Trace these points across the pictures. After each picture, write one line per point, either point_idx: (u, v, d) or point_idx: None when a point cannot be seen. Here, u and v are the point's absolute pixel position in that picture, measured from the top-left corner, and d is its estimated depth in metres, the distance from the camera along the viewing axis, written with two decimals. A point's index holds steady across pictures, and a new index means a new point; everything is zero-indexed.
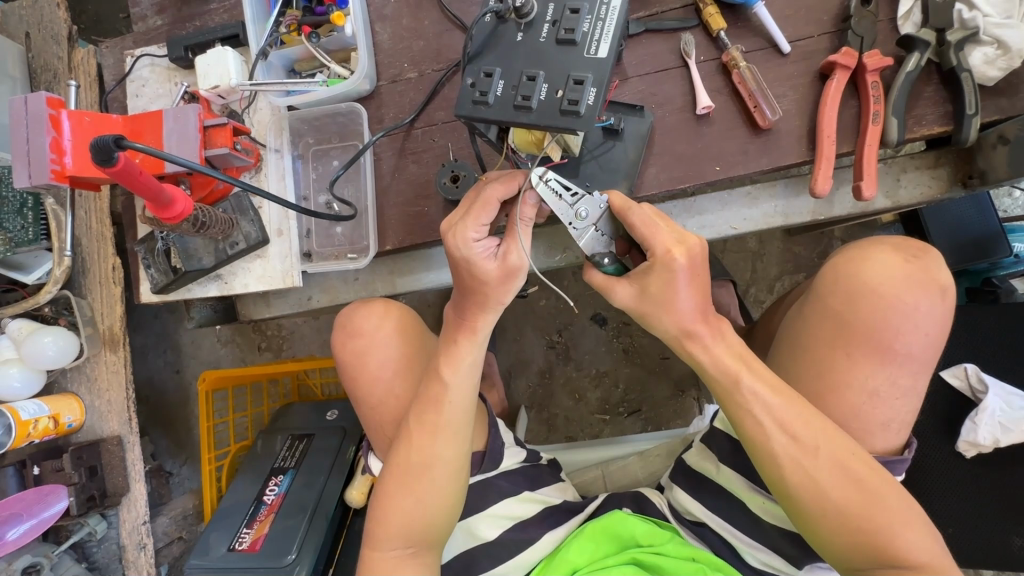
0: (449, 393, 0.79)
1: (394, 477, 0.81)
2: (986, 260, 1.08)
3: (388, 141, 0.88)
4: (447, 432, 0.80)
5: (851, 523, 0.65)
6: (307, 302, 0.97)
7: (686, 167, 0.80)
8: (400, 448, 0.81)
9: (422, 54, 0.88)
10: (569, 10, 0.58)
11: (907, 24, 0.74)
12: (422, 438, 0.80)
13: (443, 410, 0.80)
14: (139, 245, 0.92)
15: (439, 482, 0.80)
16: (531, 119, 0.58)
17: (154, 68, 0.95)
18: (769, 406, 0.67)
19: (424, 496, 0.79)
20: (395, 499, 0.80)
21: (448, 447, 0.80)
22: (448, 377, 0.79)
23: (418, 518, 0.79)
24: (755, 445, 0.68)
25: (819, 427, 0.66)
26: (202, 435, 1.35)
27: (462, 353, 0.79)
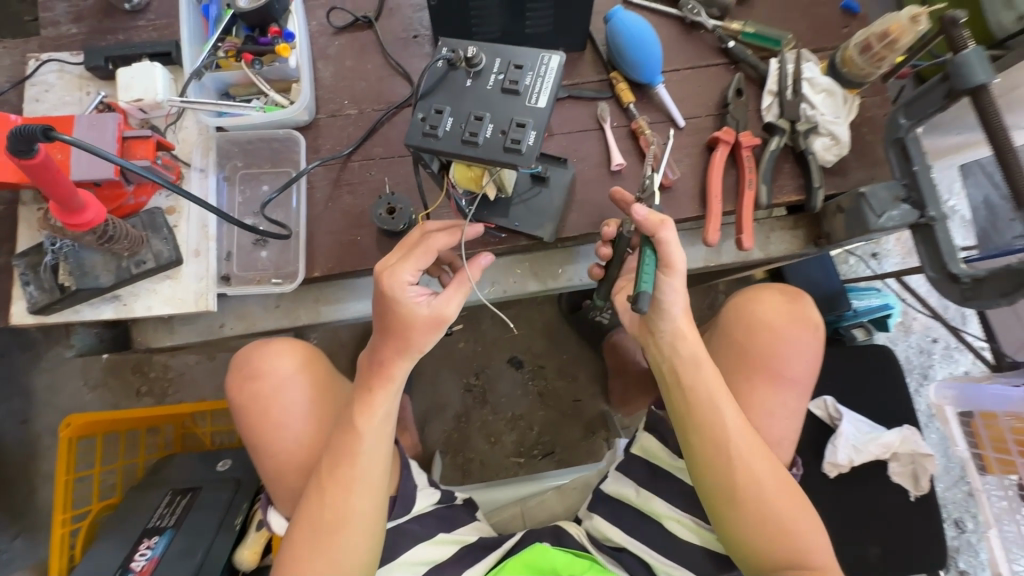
0: (364, 443, 0.81)
1: (309, 532, 0.80)
2: (833, 310, 1.31)
3: (323, 170, 0.89)
4: (363, 485, 0.81)
5: (766, 524, 0.74)
6: (217, 329, 0.91)
7: (603, 215, 0.90)
8: (314, 501, 0.81)
9: (363, 93, 0.93)
10: (514, 64, 0.62)
11: (769, 114, 0.91)
12: (337, 490, 0.80)
13: (356, 464, 0.81)
14: (18, 258, 0.82)
15: (356, 536, 0.80)
16: (476, 154, 0.60)
17: (62, 74, 0.89)
18: (720, 409, 0.76)
19: (334, 554, 0.79)
20: (312, 557, 0.79)
21: (366, 499, 0.81)
22: (360, 425, 0.81)
23: (339, 573, 0.79)
24: (697, 448, 0.76)
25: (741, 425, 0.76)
26: (58, 492, 1.14)
27: (377, 403, 0.81)
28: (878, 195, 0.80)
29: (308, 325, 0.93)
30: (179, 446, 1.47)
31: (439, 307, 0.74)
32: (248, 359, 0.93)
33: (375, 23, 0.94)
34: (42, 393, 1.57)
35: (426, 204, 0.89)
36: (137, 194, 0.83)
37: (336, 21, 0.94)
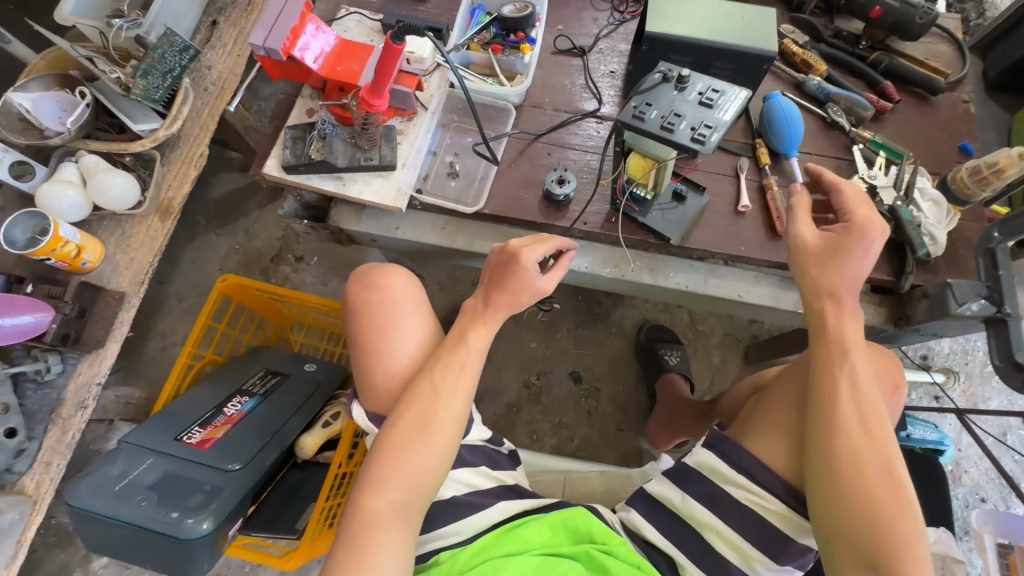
0: (468, 355, 0.96)
1: (400, 426, 0.91)
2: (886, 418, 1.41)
3: (515, 141, 1.15)
4: (459, 394, 0.93)
5: (867, 510, 0.78)
6: (393, 230, 1.13)
7: (722, 240, 1.09)
8: (414, 400, 0.92)
9: (561, 98, 1.19)
10: (713, 89, 0.84)
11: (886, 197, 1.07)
12: (439, 394, 0.92)
13: (461, 375, 0.94)
14: (288, 129, 1.09)
15: (444, 438, 0.90)
16: (668, 138, 0.81)
17: (360, 23, 1.21)
18: (851, 399, 0.83)
19: (426, 454, 0.89)
20: (401, 449, 0.89)
21: (456, 408, 0.92)
22: (470, 338, 0.96)
23: (419, 469, 0.88)
24: (824, 416, 0.83)
25: (870, 411, 0.83)
26: (195, 329, 1.37)
27: (481, 325, 0.97)
28: (962, 289, 0.94)
29: (459, 251, 1.13)
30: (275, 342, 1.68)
31: (544, 282, 0.97)
32: (373, 274, 1.07)
33: (585, 55, 1.23)
34: (184, 265, 1.86)
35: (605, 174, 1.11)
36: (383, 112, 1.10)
37: (559, 45, 1.24)
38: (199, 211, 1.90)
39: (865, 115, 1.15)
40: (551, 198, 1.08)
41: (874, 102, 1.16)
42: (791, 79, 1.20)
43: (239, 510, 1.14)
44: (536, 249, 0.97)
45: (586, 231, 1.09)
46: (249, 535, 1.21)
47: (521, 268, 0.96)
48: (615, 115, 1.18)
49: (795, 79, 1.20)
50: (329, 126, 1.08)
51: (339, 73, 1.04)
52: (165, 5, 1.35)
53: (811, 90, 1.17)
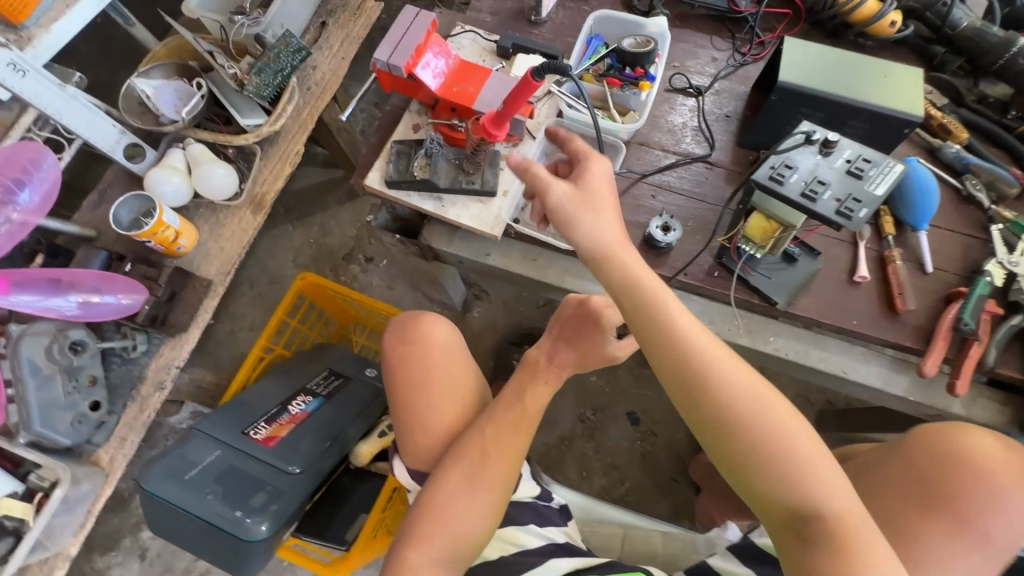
0: (528, 413, 0.98)
1: (446, 482, 0.92)
2: None
3: (619, 179, 1.11)
4: (512, 451, 0.95)
5: (769, 475, 0.67)
6: (483, 256, 1.11)
7: (832, 311, 1.01)
8: (461, 458, 0.94)
9: (670, 138, 1.15)
10: (863, 159, 0.78)
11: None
12: (487, 453, 0.94)
13: (518, 432, 0.96)
14: (393, 144, 1.09)
15: (490, 497, 0.91)
16: (809, 208, 0.76)
17: (473, 42, 1.20)
18: (711, 357, 0.70)
19: (469, 509, 0.90)
20: (443, 509, 0.90)
21: (504, 467, 0.93)
22: (529, 402, 0.98)
23: (461, 524, 0.89)
24: (686, 371, 0.70)
25: (707, 352, 0.70)
26: (271, 323, 1.39)
27: (542, 385, 1.00)
28: None
29: (548, 285, 1.10)
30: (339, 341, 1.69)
31: (617, 348, 0.98)
32: (413, 324, 1.13)
33: (701, 96, 1.18)
34: (260, 252, 1.90)
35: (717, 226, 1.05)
36: None
37: (675, 83, 1.19)
38: (280, 201, 1.94)
39: (1009, 193, 1.05)
40: (652, 243, 1.03)
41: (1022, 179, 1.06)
42: (925, 144, 1.12)
43: (295, 515, 1.14)
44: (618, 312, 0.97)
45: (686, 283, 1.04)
46: (302, 539, 1.22)
47: (599, 331, 0.99)
48: (727, 162, 1.12)
49: (930, 144, 1.11)
50: (436, 145, 1.07)
51: (454, 94, 1.03)
52: (284, 5, 1.38)
53: (947, 159, 1.08)
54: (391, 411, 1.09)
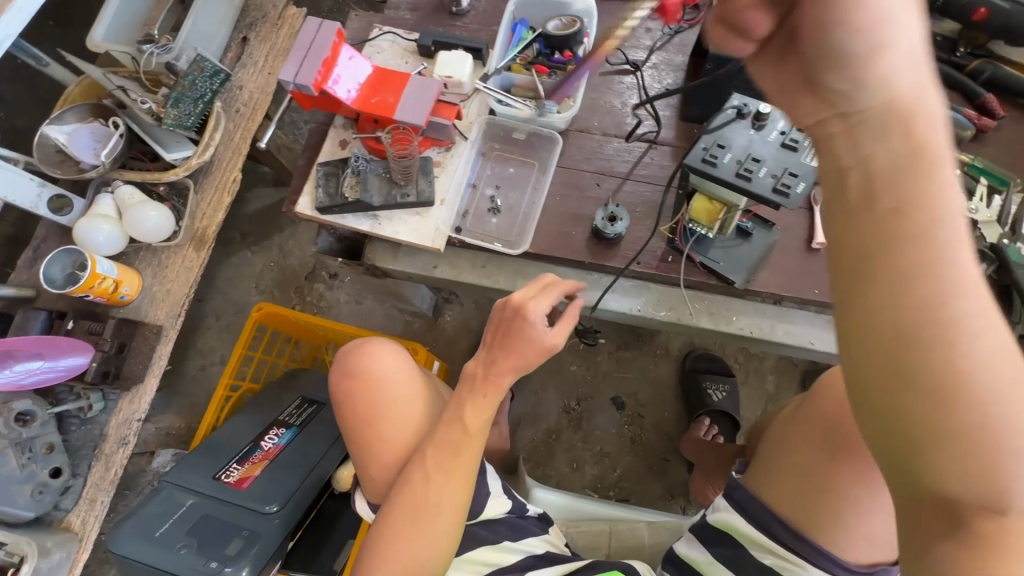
0: (469, 436, 0.92)
1: (397, 517, 0.91)
2: None
3: (561, 172, 1.06)
4: (456, 475, 0.92)
5: (960, 444, 0.41)
6: (431, 269, 1.06)
7: (793, 282, 0.98)
8: (409, 489, 0.92)
9: (610, 121, 1.09)
10: (798, 128, 0.73)
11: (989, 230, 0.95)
12: (430, 480, 0.91)
13: (458, 457, 0.92)
14: (320, 166, 1.04)
15: (440, 523, 0.90)
16: (747, 188, 0.71)
17: (394, 45, 1.13)
18: (951, 258, 0.43)
19: (422, 537, 0.90)
20: (394, 541, 0.90)
21: (451, 493, 0.91)
22: (469, 423, 0.92)
23: (414, 554, 0.89)
24: (862, 202, 0.46)
25: (942, 244, 0.43)
26: (233, 359, 1.35)
27: (479, 403, 0.93)
28: None
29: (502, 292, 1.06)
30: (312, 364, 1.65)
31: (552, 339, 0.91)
32: (354, 356, 1.09)
33: (639, 71, 1.12)
34: (220, 282, 1.85)
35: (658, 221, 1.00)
36: (420, 143, 1.03)
37: (610, 60, 1.13)
38: (235, 227, 1.88)
39: (964, 136, 1.00)
40: (601, 235, 0.98)
41: (975, 121, 1.02)
42: None
43: (277, 554, 1.12)
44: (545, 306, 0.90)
45: (639, 271, 1.00)
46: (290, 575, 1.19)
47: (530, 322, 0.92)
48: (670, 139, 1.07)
49: None
50: (364, 163, 1.02)
51: (373, 105, 0.97)
52: (194, 26, 1.30)
53: None
54: (348, 448, 1.07)
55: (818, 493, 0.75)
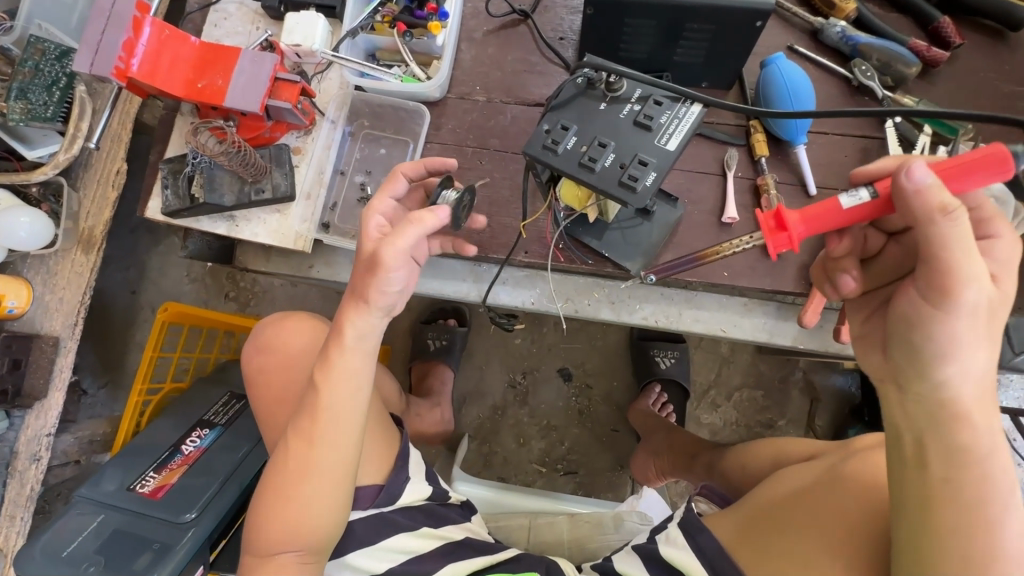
0: (324, 400, 0.71)
1: (270, 485, 0.76)
2: None
3: (439, 149, 0.92)
4: (323, 441, 0.72)
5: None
6: (306, 268, 0.97)
7: (699, 263, 0.85)
8: (282, 456, 0.75)
9: (495, 84, 0.94)
10: (655, 99, 0.58)
11: None
12: (297, 447, 0.73)
13: (317, 422, 0.72)
14: (164, 163, 0.92)
15: (320, 491, 0.73)
16: (589, 180, 0.58)
17: (242, 7, 0.97)
18: (1015, 502, 0.53)
19: (301, 511, 0.74)
20: (268, 509, 0.75)
21: (324, 458, 0.73)
22: (321, 386, 0.71)
23: (295, 527, 0.74)
24: (943, 452, 0.54)
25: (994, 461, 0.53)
26: (143, 363, 1.27)
27: (335, 361, 0.70)
28: None
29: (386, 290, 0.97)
30: None
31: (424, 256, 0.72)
32: (268, 330, 0.91)
33: (529, 17, 0.94)
34: (152, 273, 1.74)
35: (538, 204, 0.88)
36: (273, 129, 0.90)
37: (494, 9, 0.96)
38: None
39: (908, 74, 0.83)
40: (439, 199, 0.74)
41: (922, 53, 0.83)
42: (806, 25, 0.89)
43: (199, 558, 1.11)
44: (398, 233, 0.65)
45: (527, 262, 0.88)
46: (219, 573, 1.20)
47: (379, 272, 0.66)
48: None
49: (811, 24, 0.88)
50: (204, 157, 0.88)
51: (199, 92, 0.83)
52: None
53: (832, 41, 0.86)
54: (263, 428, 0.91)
55: (769, 550, 0.72)
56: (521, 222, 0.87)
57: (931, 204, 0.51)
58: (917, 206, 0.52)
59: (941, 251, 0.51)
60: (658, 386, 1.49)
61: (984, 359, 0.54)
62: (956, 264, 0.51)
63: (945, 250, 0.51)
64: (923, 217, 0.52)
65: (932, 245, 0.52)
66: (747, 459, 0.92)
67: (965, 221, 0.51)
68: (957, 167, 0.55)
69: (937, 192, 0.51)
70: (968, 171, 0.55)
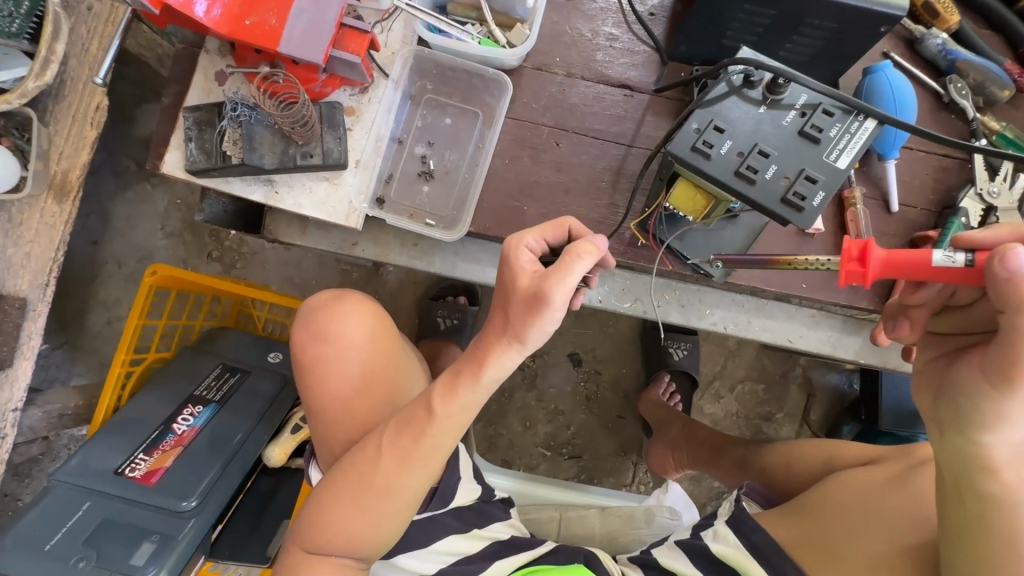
0: (436, 423, 0.67)
1: (339, 487, 0.71)
2: (910, 430, 1.32)
3: (511, 125, 0.83)
4: (421, 461, 0.69)
5: None
6: (349, 247, 0.88)
7: (779, 274, 0.82)
8: (359, 461, 0.71)
9: (576, 56, 0.85)
10: (823, 110, 0.57)
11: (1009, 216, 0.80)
12: (387, 458, 0.69)
13: (422, 442, 0.68)
14: (188, 112, 0.77)
15: (399, 507, 0.70)
16: (748, 193, 0.55)
17: None
18: None
19: (371, 520, 0.70)
20: (334, 511, 0.71)
21: (416, 476, 0.69)
22: (438, 412, 0.66)
23: (359, 534, 0.70)
24: (971, 491, 0.52)
25: None
26: (127, 331, 1.14)
27: (462, 391, 0.65)
28: None
29: (437, 275, 0.89)
30: (234, 321, 1.41)
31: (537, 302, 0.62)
32: (321, 315, 0.85)
33: None
34: (119, 223, 1.42)
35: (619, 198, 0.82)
36: (325, 83, 0.77)
37: None
38: None
39: (1001, 97, 0.82)
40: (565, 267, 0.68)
41: (1016, 78, 0.84)
42: (903, 33, 0.85)
43: (200, 548, 1.02)
44: (569, 283, 0.55)
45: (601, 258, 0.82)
46: (218, 562, 1.07)
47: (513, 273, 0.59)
48: (650, 84, 0.84)
49: (909, 32, 0.85)
50: (245, 109, 0.75)
51: (248, 31, 0.70)
52: None
53: (929, 54, 0.84)
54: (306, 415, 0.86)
55: (836, 551, 0.70)
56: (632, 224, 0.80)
57: (1021, 297, 0.45)
58: (1008, 295, 0.46)
59: (1016, 344, 0.46)
60: (666, 379, 1.46)
61: None
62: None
63: (1023, 343, 0.46)
64: (1008, 307, 0.46)
65: (1009, 335, 0.47)
66: (792, 458, 0.96)
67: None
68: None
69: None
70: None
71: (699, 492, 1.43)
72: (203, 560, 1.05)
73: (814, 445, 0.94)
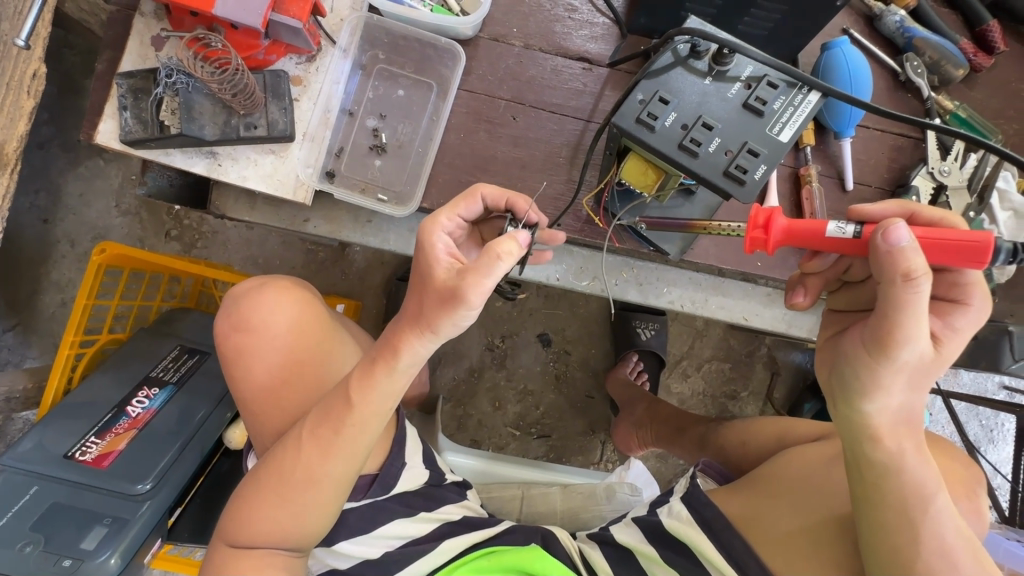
0: (359, 413, 0.65)
1: (262, 476, 0.69)
2: None
3: (468, 98, 0.81)
4: (342, 449, 0.67)
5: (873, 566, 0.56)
6: (300, 223, 0.85)
7: (735, 251, 0.82)
8: (280, 450, 0.70)
9: (533, 27, 0.82)
10: (767, 82, 0.57)
11: (956, 197, 0.81)
12: (306, 448, 0.67)
13: (342, 431, 0.66)
14: (122, 79, 0.73)
15: (324, 493, 0.68)
16: (692, 165, 0.55)
17: None
18: (940, 499, 0.53)
19: (295, 508, 0.68)
20: (262, 502, 0.68)
21: (338, 463, 0.67)
22: (358, 400, 0.64)
23: (277, 525, 0.68)
24: (864, 462, 0.55)
25: (916, 465, 0.53)
26: (74, 312, 1.07)
27: (378, 378, 0.63)
28: None
29: (393, 253, 0.88)
30: (194, 301, 1.36)
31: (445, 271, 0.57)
32: (244, 305, 0.82)
33: None
34: (70, 200, 1.34)
35: (578, 175, 0.81)
36: (268, 50, 0.75)
37: None
38: None
39: (956, 76, 0.82)
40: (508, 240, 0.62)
41: (970, 57, 0.84)
42: (865, 9, 0.85)
43: (156, 531, 0.96)
44: (485, 282, 0.53)
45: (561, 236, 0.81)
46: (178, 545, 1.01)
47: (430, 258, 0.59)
48: (609, 58, 0.82)
49: (869, 9, 0.84)
50: (181, 76, 0.72)
51: None
52: None
53: (887, 30, 0.83)
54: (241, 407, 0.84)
55: (768, 532, 0.71)
56: (589, 206, 0.80)
57: (895, 269, 0.45)
58: (884, 267, 0.46)
59: (891, 315, 0.46)
60: (635, 357, 1.46)
61: (907, 395, 0.51)
62: (902, 328, 0.46)
63: (897, 314, 0.46)
64: (885, 278, 0.46)
65: (886, 305, 0.47)
66: (749, 435, 0.96)
67: (928, 291, 0.45)
68: (947, 241, 0.48)
69: (912, 254, 0.45)
70: (952, 249, 0.48)
71: (664, 469, 1.46)
72: (161, 543, 0.99)
73: (769, 422, 0.95)
